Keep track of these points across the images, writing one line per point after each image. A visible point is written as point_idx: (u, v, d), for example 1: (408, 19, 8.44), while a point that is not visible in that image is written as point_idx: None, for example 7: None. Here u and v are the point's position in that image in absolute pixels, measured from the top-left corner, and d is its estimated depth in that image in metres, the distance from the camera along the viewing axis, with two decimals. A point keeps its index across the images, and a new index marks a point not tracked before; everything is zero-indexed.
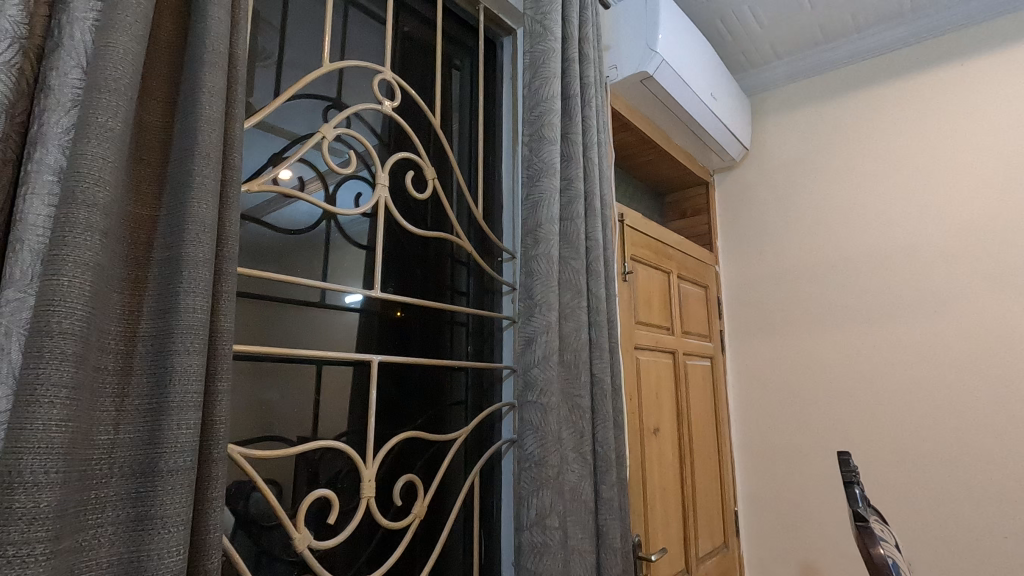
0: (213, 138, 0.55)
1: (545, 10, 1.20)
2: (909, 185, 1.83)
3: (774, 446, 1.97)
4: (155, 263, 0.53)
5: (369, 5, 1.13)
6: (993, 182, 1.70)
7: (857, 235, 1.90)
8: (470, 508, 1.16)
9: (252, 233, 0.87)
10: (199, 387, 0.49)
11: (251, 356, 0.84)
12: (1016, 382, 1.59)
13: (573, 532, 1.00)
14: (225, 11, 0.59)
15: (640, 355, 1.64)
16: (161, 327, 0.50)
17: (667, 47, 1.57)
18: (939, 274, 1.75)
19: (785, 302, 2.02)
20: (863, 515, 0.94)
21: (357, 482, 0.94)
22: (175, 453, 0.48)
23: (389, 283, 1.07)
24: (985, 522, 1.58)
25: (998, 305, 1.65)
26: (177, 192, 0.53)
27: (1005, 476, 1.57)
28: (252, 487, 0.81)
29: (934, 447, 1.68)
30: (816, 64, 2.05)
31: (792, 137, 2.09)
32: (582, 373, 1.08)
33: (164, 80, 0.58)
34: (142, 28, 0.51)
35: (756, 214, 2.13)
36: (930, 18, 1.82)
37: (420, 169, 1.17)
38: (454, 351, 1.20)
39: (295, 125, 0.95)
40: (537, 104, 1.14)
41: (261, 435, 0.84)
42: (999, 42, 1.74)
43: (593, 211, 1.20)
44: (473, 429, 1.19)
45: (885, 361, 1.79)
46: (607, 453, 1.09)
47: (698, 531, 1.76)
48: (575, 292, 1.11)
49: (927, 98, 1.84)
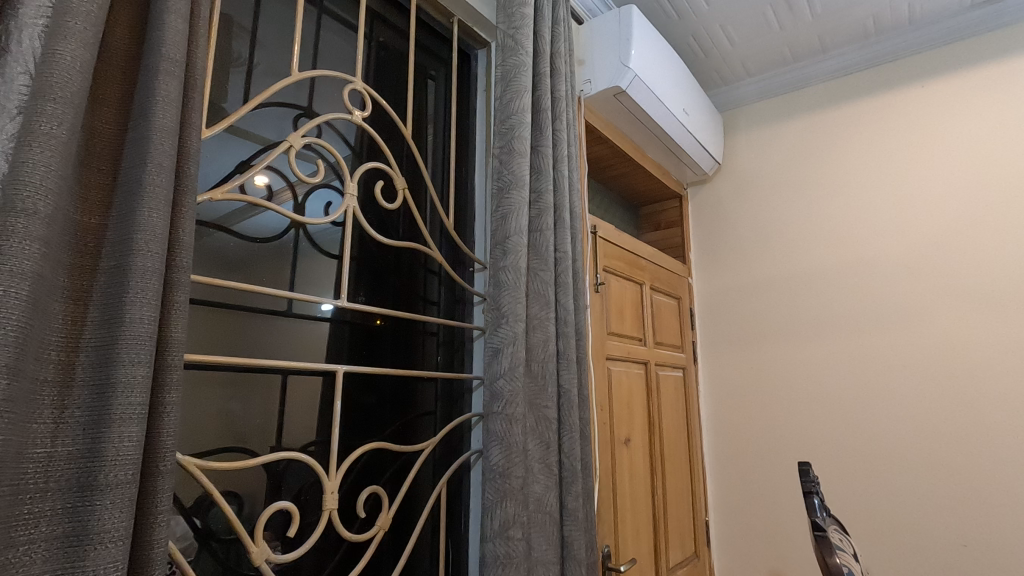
0: (165, 147, 0.55)
1: (517, 24, 1.21)
2: (873, 202, 1.90)
3: (744, 455, 2.00)
4: (102, 273, 0.52)
5: (341, 13, 1.14)
6: (952, 200, 1.77)
7: (823, 248, 1.96)
8: (437, 519, 1.16)
9: (216, 241, 0.86)
10: (144, 400, 0.49)
11: (214, 366, 0.83)
12: (971, 393, 1.65)
13: (538, 543, 1.00)
14: (182, 19, 0.59)
15: (613, 365, 1.65)
16: (105, 337, 0.50)
17: (639, 62, 1.60)
18: (901, 288, 1.80)
19: (756, 313, 2.05)
20: (821, 523, 0.96)
21: (319, 495, 0.93)
22: (116, 466, 0.47)
23: (360, 293, 1.07)
24: (944, 532, 1.62)
25: (956, 319, 1.70)
26: (127, 201, 0.53)
27: (959, 482, 1.62)
28: (210, 501, 0.79)
29: (896, 458, 1.72)
30: (785, 82, 2.11)
31: (761, 153, 2.15)
32: (549, 384, 1.08)
33: (120, 86, 0.58)
34: (92, 36, 0.51)
35: (727, 227, 2.18)
36: (892, 41, 1.90)
37: (391, 180, 1.17)
38: (424, 362, 1.20)
39: (264, 133, 0.94)
40: (508, 117, 1.15)
41: (220, 447, 0.82)
42: (956, 66, 1.82)
43: (563, 223, 1.21)
44: (441, 439, 1.19)
45: (850, 372, 1.84)
46: (573, 464, 1.09)
47: (669, 542, 1.77)
48: (543, 303, 1.12)
49: (889, 118, 1.91)
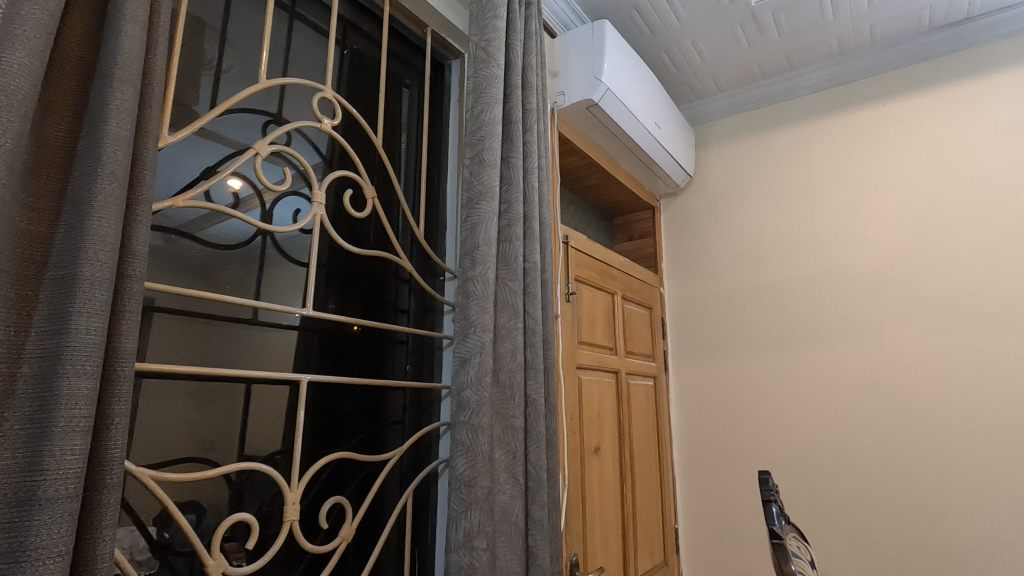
0: (118, 156, 0.54)
1: (489, 37, 1.22)
2: (836, 217, 1.96)
3: (713, 462, 2.03)
4: (48, 283, 0.51)
5: (313, 18, 1.13)
6: (910, 217, 1.84)
7: (789, 260, 2.01)
8: (403, 530, 1.15)
9: (179, 248, 0.84)
10: (89, 414, 0.48)
11: (174, 374, 0.81)
12: (927, 402, 1.71)
13: (502, 552, 1.00)
14: (140, 27, 0.59)
15: (583, 375, 1.66)
16: (50, 349, 0.49)
17: (612, 76, 1.63)
18: (862, 299, 1.86)
19: (725, 323, 2.09)
20: (779, 532, 0.98)
21: (281, 506, 0.91)
22: (57, 480, 0.46)
23: (329, 302, 1.06)
24: (903, 538, 1.67)
25: (913, 331, 1.77)
26: (76, 210, 0.52)
27: (916, 488, 1.68)
28: (167, 514, 0.78)
29: (858, 465, 1.77)
30: (754, 98, 2.17)
31: (731, 166, 2.20)
32: (516, 394, 1.09)
33: (71, 92, 0.57)
34: (41, 43, 0.50)
35: (699, 239, 2.22)
36: (855, 61, 1.97)
37: (360, 188, 1.16)
38: (394, 371, 1.19)
39: (230, 138, 0.93)
40: (479, 127, 1.16)
41: (178, 457, 0.80)
42: (914, 88, 1.90)
43: (532, 234, 1.22)
44: (409, 448, 1.18)
45: (815, 381, 1.88)
46: (539, 474, 1.10)
47: (638, 550, 1.78)
48: (512, 314, 1.12)
49: (852, 137, 1.98)
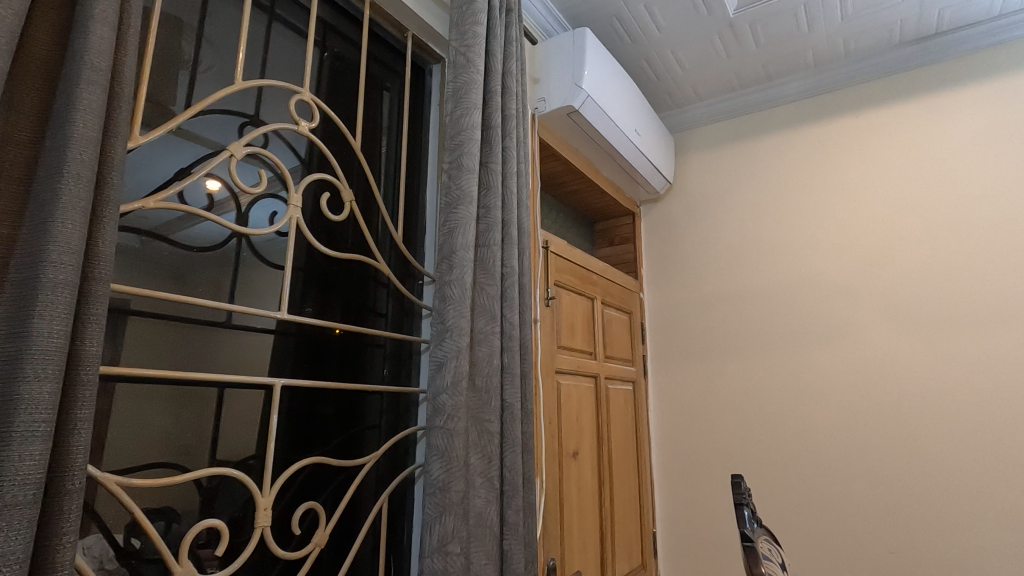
0: (84, 157, 0.53)
1: (469, 42, 1.23)
2: (810, 225, 2.00)
3: (690, 466, 2.05)
4: (8, 286, 0.50)
5: (292, 19, 1.13)
6: (881, 226, 1.89)
7: (765, 267, 2.05)
8: (378, 535, 1.14)
9: (151, 250, 0.83)
10: (49, 419, 0.48)
11: (144, 379, 0.80)
12: (895, 407, 1.75)
13: (477, 557, 1.00)
14: (109, 28, 0.58)
15: (562, 379, 1.67)
16: (8, 353, 0.48)
17: (592, 83, 1.64)
18: (835, 306, 1.91)
19: (703, 329, 2.12)
20: (750, 535, 0.99)
21: (252, 511, 0.90)
22: (15, 487, 0.45)
23: (306, 305, 1.05)
24: (872, 539, 1.72)
25: (883, 337, 1.81)
26: (39, 212, 0.51)
27: (885, 491, 1.72)
28: (133, 521, 0.76)
29: (829, 469, 1.81)
30: (732, 107, 2.20)
31: (709, 174, 2.23)
32: (492, 398, 1.09)
33: (36, 93, 0.56)
34: (6, 44, 0.50)
35: (678, 245, 2.24)
36: (830, 73, 2.02)
37: (338, 192, 1.16)
38: (371, 375, 1.18)
39: (205, 138, 0.92)
40: (459, 132, 1.17)
41: (148, 463, 0.79)
42: (885, 101, 1.96)
43: (511, 239, 1.23)
44: (385, 452, 1.18)
45: (789, 386, 1.92)
46: (515, 478, 1.10)
47: (616, 554, 1.79)
48: (489, 317, 1.13)
49: (826, 147, 2.03)
